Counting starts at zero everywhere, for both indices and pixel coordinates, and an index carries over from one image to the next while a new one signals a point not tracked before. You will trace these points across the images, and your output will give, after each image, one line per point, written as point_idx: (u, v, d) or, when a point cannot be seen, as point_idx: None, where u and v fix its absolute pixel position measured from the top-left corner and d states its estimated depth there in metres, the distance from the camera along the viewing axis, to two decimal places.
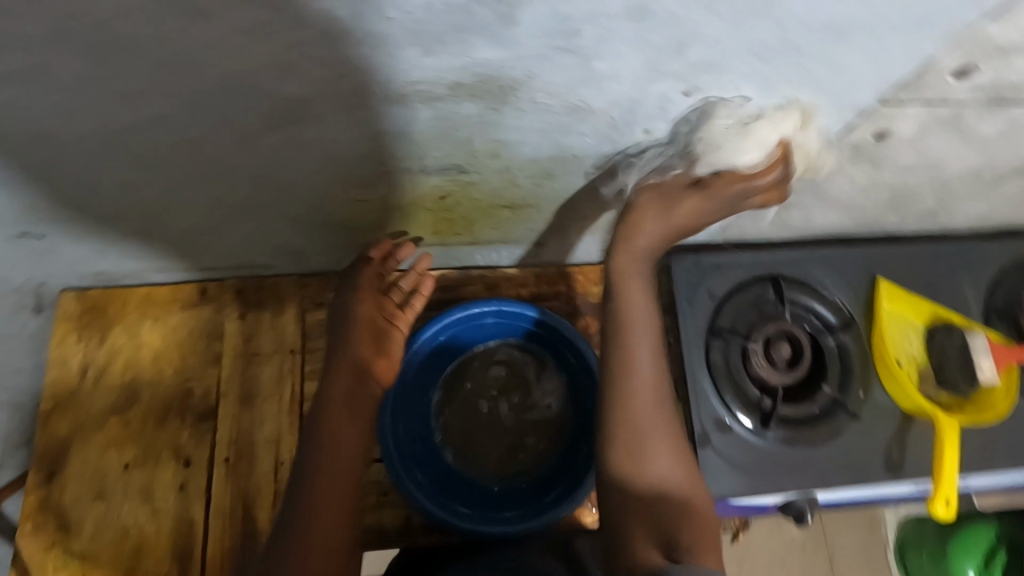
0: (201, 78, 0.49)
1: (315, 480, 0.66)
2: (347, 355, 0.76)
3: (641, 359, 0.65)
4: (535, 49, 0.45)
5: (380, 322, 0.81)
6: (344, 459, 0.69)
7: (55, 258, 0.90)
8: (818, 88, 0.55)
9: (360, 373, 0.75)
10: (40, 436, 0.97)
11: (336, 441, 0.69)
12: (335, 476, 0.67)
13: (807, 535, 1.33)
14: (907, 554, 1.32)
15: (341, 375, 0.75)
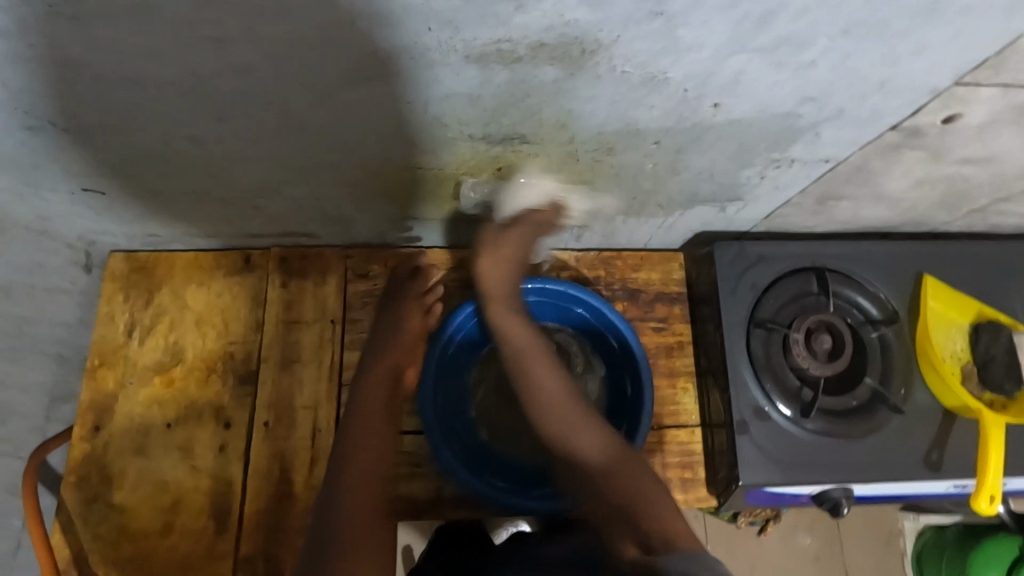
0: (291, 24, 0.49)
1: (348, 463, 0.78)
2: (384, 364, 0.89)
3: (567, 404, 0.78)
4: (624, 11, 0.46)
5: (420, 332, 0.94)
6: (372, 454, 0.80)
7: (110, 216, 0.91)
8: (895, 68, 0.55)
9: (395, 380, 0.89)
10: (86, 390, 0.99)
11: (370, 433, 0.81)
12: (369, 468, 0.78)
13: (821, 545, 1.34)
14: (924, 566, 1.33)
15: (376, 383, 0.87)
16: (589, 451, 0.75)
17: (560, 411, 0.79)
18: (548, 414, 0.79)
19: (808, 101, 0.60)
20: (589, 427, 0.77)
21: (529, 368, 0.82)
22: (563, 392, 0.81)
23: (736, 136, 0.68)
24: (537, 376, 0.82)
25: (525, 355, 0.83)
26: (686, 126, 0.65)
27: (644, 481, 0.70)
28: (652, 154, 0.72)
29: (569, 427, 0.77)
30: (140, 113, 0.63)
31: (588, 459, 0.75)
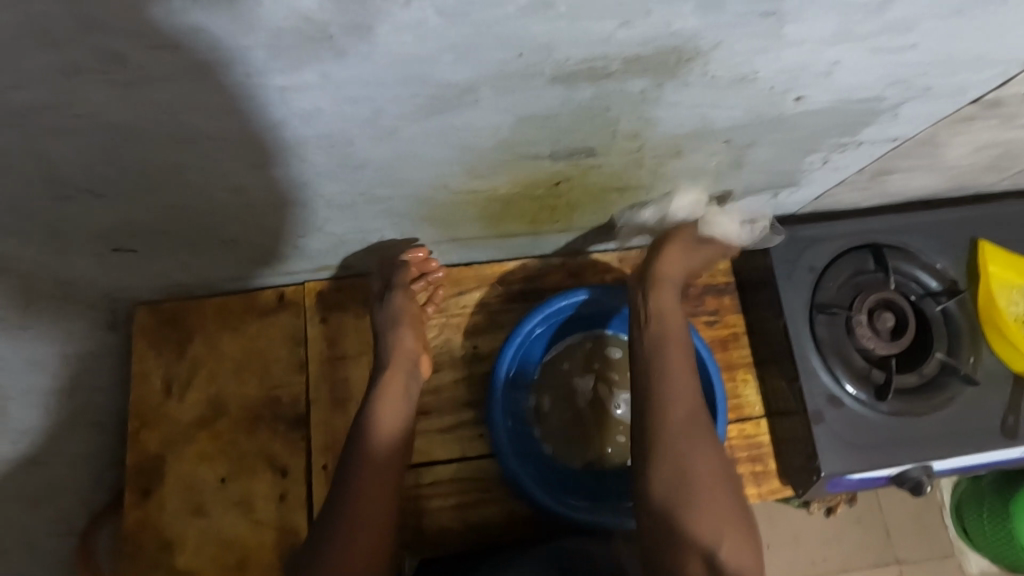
0: (375, 68, 0.43)
1: (361, 496, 0.72)
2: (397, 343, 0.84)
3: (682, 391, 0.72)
4: (734, 15, 0.42)
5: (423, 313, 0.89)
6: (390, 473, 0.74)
7: (140, 271, 0.86)
8: (996, 42, 0.52)
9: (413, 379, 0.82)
10: (131, 453, 0.94)
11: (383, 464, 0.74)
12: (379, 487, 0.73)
13: (864, 508, 1.36)
14: (964, 512, 1.33)
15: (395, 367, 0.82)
16: (703, 471, 0.67)
17: (692, 423, 0.70)
18: (671, 419, 0.70)
19: (897, 83, 0.57)
20: (704, 450, 0.69)
21: (673, 363, 0.74)
22: (687, 405, 0.71)
23: (812, 125, 0.64)
24: (675, 367, 0.73)
25: (672, 340, 0.76)
26: (762, 121, 0.61)
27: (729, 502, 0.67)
28: (718, 151, 0.68)
29: (690, 446, 0.68)
30: (187, 172, 0.58)
31: (696, 462, 0.68)
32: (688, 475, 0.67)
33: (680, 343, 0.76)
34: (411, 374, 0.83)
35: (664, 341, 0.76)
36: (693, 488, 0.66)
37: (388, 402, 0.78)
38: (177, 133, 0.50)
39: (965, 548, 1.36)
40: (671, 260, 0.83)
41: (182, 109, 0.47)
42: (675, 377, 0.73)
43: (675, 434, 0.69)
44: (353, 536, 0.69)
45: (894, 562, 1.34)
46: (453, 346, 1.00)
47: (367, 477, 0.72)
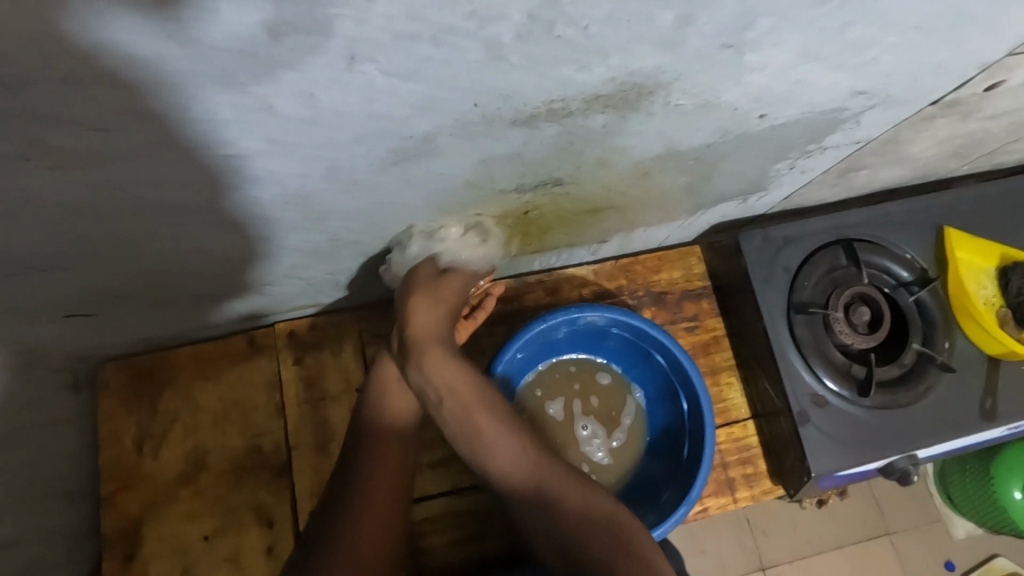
0: (331, 130, 0.41)
1: (364, 494, 0.67)
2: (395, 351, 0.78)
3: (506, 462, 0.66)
4: (696, 51, 0.41)
5: None
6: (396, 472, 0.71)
7: (101, 331, 0.82)
8: (955, 49, 0.52)
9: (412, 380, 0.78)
10: (109, 519, 0.90)
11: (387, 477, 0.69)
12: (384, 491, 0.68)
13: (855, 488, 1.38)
14: (946, 472, 1.37)
15: (386, 372, 0.77)
16: (573, 509, 0.63)
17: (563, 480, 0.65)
18: (515, 483, 0.66)
19: (859, 94, 0.56)
20: (566, 485, 0.65)
21: (478, 442, 0.68)
22: (495, 427, 0.68)
23: (777, 137, 0.64)
24: (486, 431, 0.68)
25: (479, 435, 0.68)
26: (728, 138, 0.60)
27: (573, 501, 0.63)
28: (687, 169, 0.68)
29: (513, 490, 0.67)
30: (140, 239, 0.55)
31: (580, 518, 0.62)
32: (551, 488, 0.64)
33: (491, 433, 0.67)
34: (409, 381, 0.77)
35: (454, 395, 0.69)
36: (563, 510, 0.63)
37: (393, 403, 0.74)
38: (125, 205, 0.48)
39: (952, 514, 1.39)
40: (432, 352, 0.71)
41: (126, 184, 0.44)
42: (487, 429, 0.68)
43: (529, 488, 0.65)
44: (360, 528, 0.65)
45: (885, 533, 1.36)
46: None
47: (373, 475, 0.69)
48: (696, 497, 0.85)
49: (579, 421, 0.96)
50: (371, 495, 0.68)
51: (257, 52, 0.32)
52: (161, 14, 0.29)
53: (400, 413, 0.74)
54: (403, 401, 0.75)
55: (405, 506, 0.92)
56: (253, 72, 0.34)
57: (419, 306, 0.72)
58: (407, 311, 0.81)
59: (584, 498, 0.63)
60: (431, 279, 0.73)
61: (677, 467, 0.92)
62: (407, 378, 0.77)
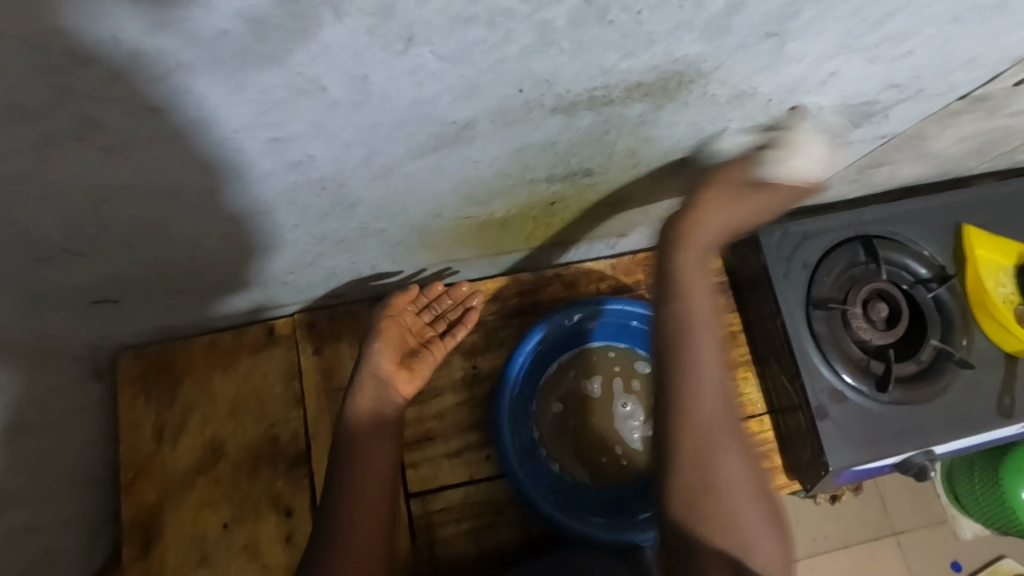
0: (374, 115, 0.42)
1: (353, 500, 0.73)
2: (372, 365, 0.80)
3: (703, 408, 0.58)
4: (740, 39, 0.41)
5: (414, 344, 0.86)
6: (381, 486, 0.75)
7: (124, 319, 0.82)
8: (991, 43, 0.52)
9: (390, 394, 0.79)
10: (127, 506, 0.91)
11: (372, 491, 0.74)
12: (369, 502, 0.73)
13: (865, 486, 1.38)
14: (953, 476, 1.37)
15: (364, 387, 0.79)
16: (733, 486, 0.57)
17: (737, 448, 0.58)
18: (699, 425, 0.58)
19: (892, 87, 0.56)
20: (731, 453, 0.58)
21: (689, 369, 0.59)
22: (722, 395, 0.59)
23: (806, 130, 0.64)
24: (704, 349, 0.59)
25: (699, 332, 0.60)
26: (757, 130, 0.61)
27: (732, 475, 0.57)
28: (715, 161, 0.68)
29: (718, 453, 0.57)
30: (173, 223, 0.55)
31: (721, 493, 0.56)
32: (715, 471, 0.57)
33: (705, 319, 0.60)
34: (388, 398, 0.79)
35: (688, 322, 0.60)
36: (732, 517, 0.56)
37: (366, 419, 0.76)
38: (163, 188, 0.48)
39: (958, 515, 1.39)
40: (717, 219, 0.60)
41: (167, 167, 0.45)
42: (698, 372, 0.59)
43: (702, 436, 0.58)
44: (350, 539, 0.71)
45: (891, 533, 1.36)
46: (451, 368, 0.98)
47: (358, 481, 0.74)
48: None
49: (619, 400, 0.97)
50: (356, 505, 0.73)
51: (314, 34, 0.33)
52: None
53: (385, 417, 0.78)
54: (382, 407, 0.78)
55: (423, 496, 0.93)
56: (306, 55, 0.34)
57: (710, 209, 0.61)
58: (377, 333, 0.83)
59: (739, 477, 0.57)
60: (736, 188, 0.61)
61: None
62: (383, 400, 0.78)
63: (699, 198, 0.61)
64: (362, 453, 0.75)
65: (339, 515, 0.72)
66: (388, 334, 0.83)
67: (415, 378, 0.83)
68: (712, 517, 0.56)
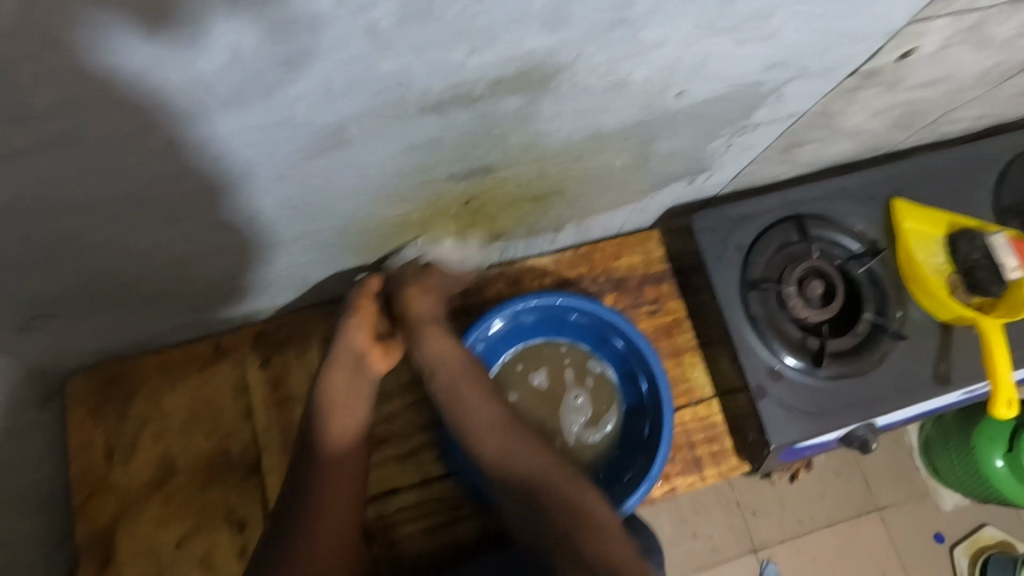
0: (240, 120, 0.43)
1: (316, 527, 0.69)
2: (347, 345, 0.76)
3: (474, 414, 0.78)
4: (586, 29, 0.42)
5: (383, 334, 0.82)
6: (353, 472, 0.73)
7: (61, 343, 0.83)
8: (855, 18, 0.53)
9: (365, 381, 0.77)
10: (82, 528, 0.91)
11: (344, 480, 0.72)
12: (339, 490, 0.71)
13: (838, 461, 1.39)
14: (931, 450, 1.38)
15: (338, 369, 0.76)
16: (551, 499, 0.74)
17: (554, 475, 0.76)
18: (491, 445, 0.77)
19: (772, 67, 0.58)
20: (545, 465, 0.76)
21: (456, 410, 0.79)
22: (498, 410, 0.79)
23: (704, 114, 0.65)
24: (472, 405, 0.78)
25: (458, 379, 0.79)
26: (651, 117, 0.62)
27: (549, 483, 0.75)
28: (622, 150, 0.69)
29: (521, 461, 0.76)
30: (75, 242, 0.56)
31: (545, 502, 0.74)
32: (524, 482, 0.75)
33: (457, 368, 0.79)
34: (356, 403, 0.75)
35: (468, 417, 0.78)
36: (543, 501, 0.74)
37: (343, 409, 0.75)
38: (51, 208, 0.49)
39: (939, 486, 1.40)
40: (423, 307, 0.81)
41: (46, 186, 0.46)
42: (472, 422, 0.78)
43: (505, 457, 0.76)
44: (318, 527, 0.69)
45: (875, 509, 1.37)
46: (399, 371, 0.99)
47: (329, 503, 0.70)
48: (656, 475, 0.87)
49: (569, 394, 0.99)
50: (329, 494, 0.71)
51: (139, 50, 0.34)
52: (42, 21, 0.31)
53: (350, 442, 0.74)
54: (351, 418, 0.74)
55: (375, 501, 0.94)
56: (138, 68, 0.36)
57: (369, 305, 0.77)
58: (355, 307, 0.77)
59: (546, 475, 0.75)
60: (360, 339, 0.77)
61: (641, 447, 0.94)
62: (352, 403, 0.75)
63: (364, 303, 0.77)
64: (331, 477, 0.71)
65: (301, 533, 0.69)
66: (366, 309, 0.77)
67: (389, 357, 0.81)
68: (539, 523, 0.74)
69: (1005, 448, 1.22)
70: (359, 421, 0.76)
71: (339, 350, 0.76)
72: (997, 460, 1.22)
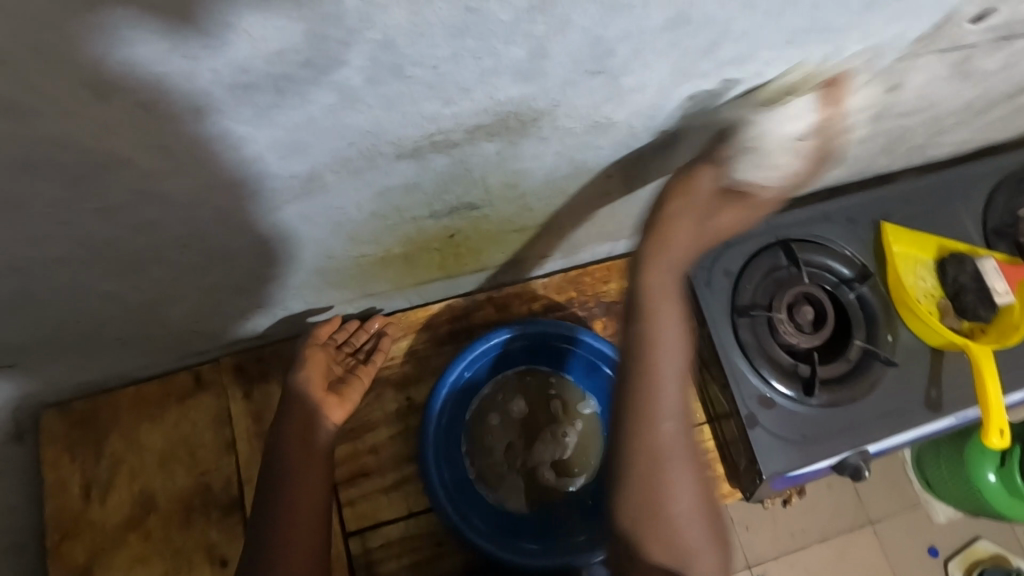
0: (205, 174, 0.42)
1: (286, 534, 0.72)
2: (300, 390, 0.81)
3: (666, 407, 0.60)
4: (562, 78, 0.41)
5: (337, 375, 0.86)
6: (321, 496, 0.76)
7: (33, 381, 0.81)
8: (841, 58, 0.53)
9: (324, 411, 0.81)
10: (56, 569, 0.89)
11: (308, 499, 0.75)
12: (303, 509, 0.74)
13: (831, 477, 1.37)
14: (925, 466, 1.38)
15: (292, 410, 0.80)
16: (678, 515, 0.60)
17: (699, 520, 0.61)
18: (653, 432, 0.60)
19: (758, 104, 0.57)
20: (686, 478, 0.61)
21: (652, 380, 0.60)
22: (678, 402, 0.61)
23: (689, 148, 0.64)
24: (665, 382, 0.60)
25: (664, 350, 0.60)
26: (637, 152, 0.61)
27: (686, 495, 0.61)
28: (605, 184, 0.68)
29: (671, 478, 0.60)
30: (42, 291, 0.55)
31: (671, 516, 0.60)
32: (666, 504, 0.60)
33: (670, 340, 0.61)
34: (318, 422, 0.80)
35: (655, 376, 0.60)
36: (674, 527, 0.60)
37: (298, 439, 0.78)
38: (14, 262, 0.48)
39: (931, 499, 1.39)
40: (721, 222, 0.61)
41: (7, 241, 0.45)
42: (662, 390, 0.60)
43: (654, 450, 0.60)
44: (289, 548, 0.71)
45: (867, 523, 1.36)
46: (384, 400, 0.97)
47: (298, 505, 0.74)
48: None
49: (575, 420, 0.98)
50: (295, 514, 0.74)
51: (90, 112, 0.33)
52: (13, 95, 0.31)
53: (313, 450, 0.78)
54: (311, 427, 0.79)
55: (359, 535, 0.92)
56: (95, 131, 0.35)
57: (676, 231, 0.60)
58: (303, 362, 0.84)
59: (688, 500, 0.61)
60: (314, 386, 0.82)
61: None
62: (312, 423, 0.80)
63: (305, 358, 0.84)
64: (298, 480, 0.76)
65: (275, 535, 0.72)
66: (314, 361, 0.84)
67: (345, 403, 0.84)
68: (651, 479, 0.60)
69: (996, 460, 1.23)
70: (317, 446, 0.78)
71: (291, 397, 0.81)
72: (988, 472, 1.23)
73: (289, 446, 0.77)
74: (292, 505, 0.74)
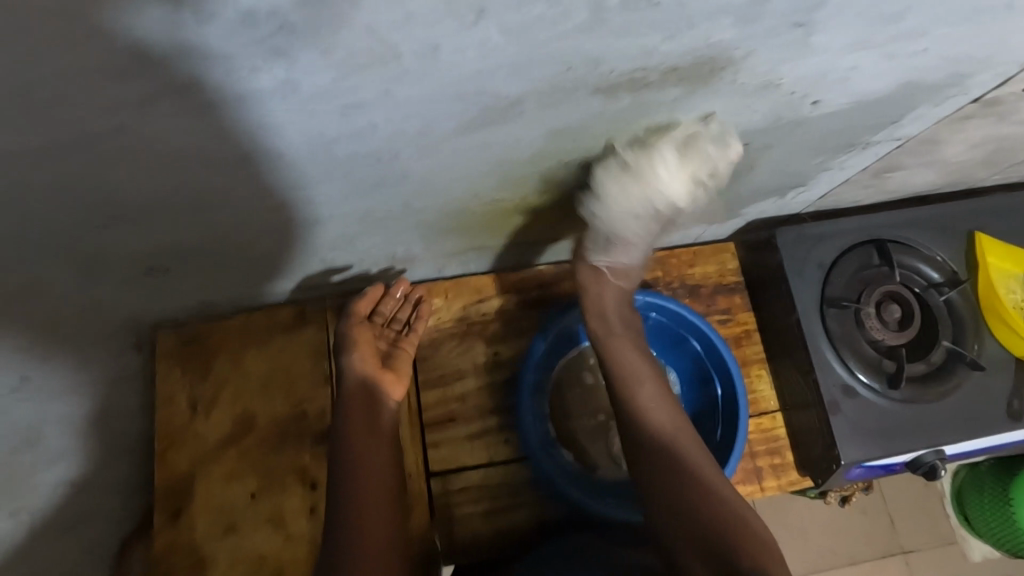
0: (445, 81, 0.46)
1: (361, 496, 0.74)
2: (354, 372, 0.86)
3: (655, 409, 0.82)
4: (769, 28, 0.46)
5: (383, 351, 0.92)
6: (389, 475, 0.78)
7: (172, 290, 0.87)
8: (1000, 47, 0.56)
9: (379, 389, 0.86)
10: (161, 473, 0.95)
11: (373, 474, 0.77)
12: (371, 485, 0.76)
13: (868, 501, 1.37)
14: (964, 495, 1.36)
15: (352, 391, 0.85)
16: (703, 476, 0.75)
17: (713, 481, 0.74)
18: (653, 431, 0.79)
19: (908, 84, 0.60)
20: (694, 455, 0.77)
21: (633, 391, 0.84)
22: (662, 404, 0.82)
23: (824, 127, 0.68)
24: (647, 393, 0.83)
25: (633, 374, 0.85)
26: (780, 122, 0.64)
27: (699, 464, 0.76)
28: (736, 155, 0.72)
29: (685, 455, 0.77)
30: (238, 188, 0.60)
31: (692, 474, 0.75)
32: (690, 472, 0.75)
33: (633, 362, 0.86)
34: (378, 401, 0.85)
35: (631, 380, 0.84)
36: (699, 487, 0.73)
37: (360, 416, 0.82)
38: (238, 151, 0.53)
39: (968, 535, 1.38)
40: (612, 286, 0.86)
41: (247, 128, 0.50)
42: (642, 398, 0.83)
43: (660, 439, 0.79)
44: (364, 522, 0.72)
45: (899, 552, 1.36)
46: (473, 353, 1.02)
47: (364, 481, 0.76)
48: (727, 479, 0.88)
49: None
50: (362, 490, 0.75)
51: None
52: None
53: (379, 423, 0.83)
54: (374, 406, 0.84)
55: (442, 476, 0.96)
56: (401, 19, 0.39)
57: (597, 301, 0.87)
58: (352, 343, 0.89)
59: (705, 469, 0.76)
60: (370, 366, 0.88)
61: (709, 449, 0.95)
62: (376, 396, 0.86)
63: (349, 340, 0.90)
64: (364, 457, 0.78)
65: (348, 510, 0.73)
66: (362, 340, 0.90)
67: (400, 376, 0.90)
68: (671, 474, 0.75)
69: None
70: (381, 423, 0.83)
71: (347, 379, 0.86)
72: None
73: (353, 427, 0.80)
74: (359, 480, 0.76)
